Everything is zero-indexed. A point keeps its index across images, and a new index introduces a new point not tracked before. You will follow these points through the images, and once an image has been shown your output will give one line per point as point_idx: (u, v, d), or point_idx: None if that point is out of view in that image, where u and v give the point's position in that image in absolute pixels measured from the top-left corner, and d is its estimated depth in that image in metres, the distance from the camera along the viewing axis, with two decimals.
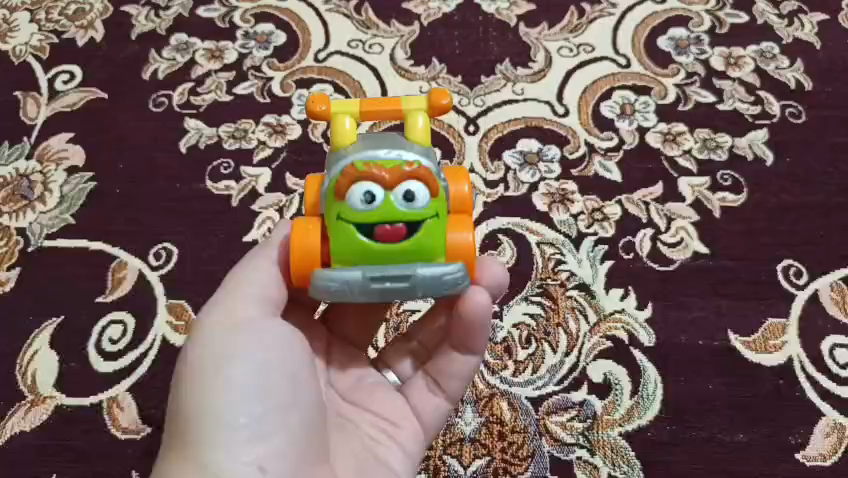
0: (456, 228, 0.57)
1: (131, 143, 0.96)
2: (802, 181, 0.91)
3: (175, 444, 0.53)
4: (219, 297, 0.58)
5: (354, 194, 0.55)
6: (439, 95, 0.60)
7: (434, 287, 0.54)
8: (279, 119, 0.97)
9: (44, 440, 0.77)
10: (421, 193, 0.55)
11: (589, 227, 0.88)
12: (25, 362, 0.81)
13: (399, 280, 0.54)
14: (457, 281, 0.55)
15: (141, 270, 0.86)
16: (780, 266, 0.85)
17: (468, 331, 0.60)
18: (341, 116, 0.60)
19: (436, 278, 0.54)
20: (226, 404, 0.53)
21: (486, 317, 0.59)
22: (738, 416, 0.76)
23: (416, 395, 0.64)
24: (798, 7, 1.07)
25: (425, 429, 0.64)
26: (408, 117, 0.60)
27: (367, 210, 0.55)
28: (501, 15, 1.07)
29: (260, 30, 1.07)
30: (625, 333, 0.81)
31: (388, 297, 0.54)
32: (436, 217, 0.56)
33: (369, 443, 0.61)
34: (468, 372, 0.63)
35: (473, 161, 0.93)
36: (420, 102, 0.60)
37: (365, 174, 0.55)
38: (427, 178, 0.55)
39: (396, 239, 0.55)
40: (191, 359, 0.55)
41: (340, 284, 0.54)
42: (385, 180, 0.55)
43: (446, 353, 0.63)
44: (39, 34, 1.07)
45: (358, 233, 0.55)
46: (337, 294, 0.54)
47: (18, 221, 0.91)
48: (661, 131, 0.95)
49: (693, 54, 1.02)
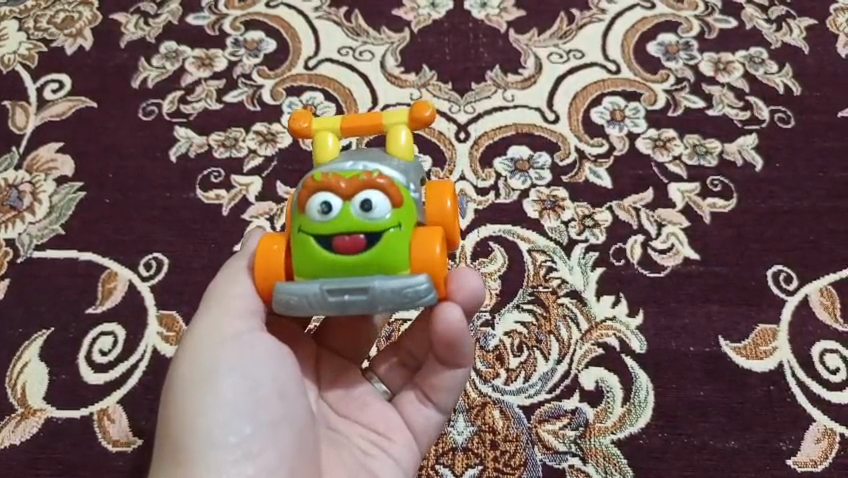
0: (424, 243, 0.55)
1: (120, 152, 0.96)
2: (792, 186, 0.91)
3: (166, 462, 0.53)
4: (206, 309, 0.57)
5: (312, 205, 0.55)
6: (421, 109, 0.62)
7: (393, 300, 0.53)
8: (270, 127, 0.97)
9: (33, 454, 0.76)
10: (380, 203, 0.54)
11: (580, 233, 0.88)
12: (14, 374, 0.81)
13: (358, 293, 0.53)
14: (417, 294, 0.53)
15: (132, 280, 0.86)
16: (770, 272, 0.85)
17: (450, 348, 0.59)
18: (323, 132, 0.63)
19: (394, 291, 0.53)
20: (217, 423, 0.53)
21: (460, 336, 0.58)
22: (730, 423, 0.76)
23: (406, 406, 0.64)
24: (787, 12, 1.07)
25: (418, 437, 0.64)
26: (390, 131, 0.62)
27: (324, 220, 0.54)
28: (491, 21, 1.07)
29: (251, 37, 1.07)
30: (617, 339, 0.81)
31: (347, 310, 0.54)
32: (398, 227, 0.55)
33: (360, 456, 0.61)
34: (459, 384, 0.63)
35: (464, 168, 0.93)
36: (402, 116, 0.62)
37: (323, 185, 0.55)
38: (387, 188, 0.55)
39: (355, 250, 0.54)
40: (180, 374, 0.55)
41: (298, 297, 0.54)
42: (343, 190, 0.54)
43: (434, 366, 0.62)
44: (28, 43, 1.07)
45: (317, 245, 0.55)
46: (297, 308, 0.54)
47: (8, 232, 0.90)
48: (652, 137, 0.95)
49: (682, 59, 1.03)
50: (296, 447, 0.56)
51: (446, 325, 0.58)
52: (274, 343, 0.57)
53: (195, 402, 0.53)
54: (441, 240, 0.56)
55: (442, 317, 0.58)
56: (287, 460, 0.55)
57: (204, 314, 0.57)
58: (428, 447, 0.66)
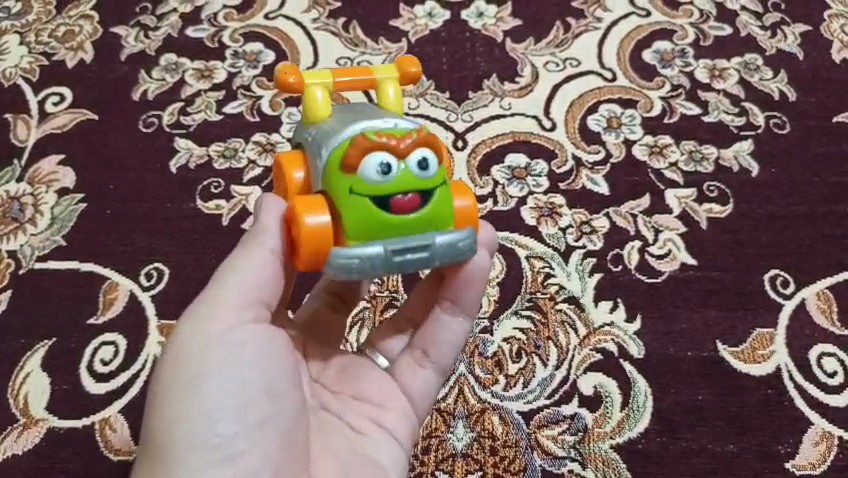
0: (458, 197, 0.58)
1: (121, 163, 0.97)
2: (789, 190, 0.91)
3: (149, 457, 0.52)
4: (206, 296, 0.54)
5: (370, 164, 0.53)
6: (406, 64, 0.66)
7: (450, 256, 0.55)
8: (270, 138, 0.98)
9: (34, 464, 0.77)
10: (433, 160, 0.55)
11: (578, 240, 0.88)
12: (16, 385, 0.81)
13: (418, 251, 0.54)
14: (469, 248, 0.55)
15: (132, 291, 0.87)
16: (767, 277, 0.85)
17: (461, 292, 0.62)
18: (314, 87, 0.62)
19: (453, 246, 0.54)
20: (200, 423, 0.52)
21: (476, 278, 0.61)
22: (729, 427, 0.77)
23: (406, 371, 0.64)
24: (781, 19, 1.08)
25: (415, 407, 0.64)
26: (380, 86, 0.65)
27: (384, 181, 0.53)
28: (489, 31, 1.08)
29: (249, 49, 1.08)
30: (615, 345, 0.81)
31: (408, 268, 0.54)
32: (445, 184, 0.56)
33: (352, 436, 0.61)
34: (457, 341, 0.64)
35: (462, 176, 0.94)
36: (391, 71, 0.65)
37: (378, 145, 0.54)
38: (436, 145, 0.56)
39: (413, 209, 0.54)
40: (168, 370, 0.53)
41: (362, 259, 0.52)
42: (400, 149, 0.54)
43: (433, 321, 0.64)
44: (29, 56, 1.08)
45: (375, 205, 0.53)
46: (358, 271, 0.53)
47: (9, 244, 0.91)
48: (648, 144, 0.96)
49: (677, 66, 1.04)
50: (284, 450, 0.55)
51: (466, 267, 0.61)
52: (268, 338, 0.54)
53: (180, 402, 0.52)
54: (472, 194, 0.59)
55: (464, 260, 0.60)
56: (271, 460, 0.54)
57: (204, 300, 0.55)
58: (422, 417, 0.66)
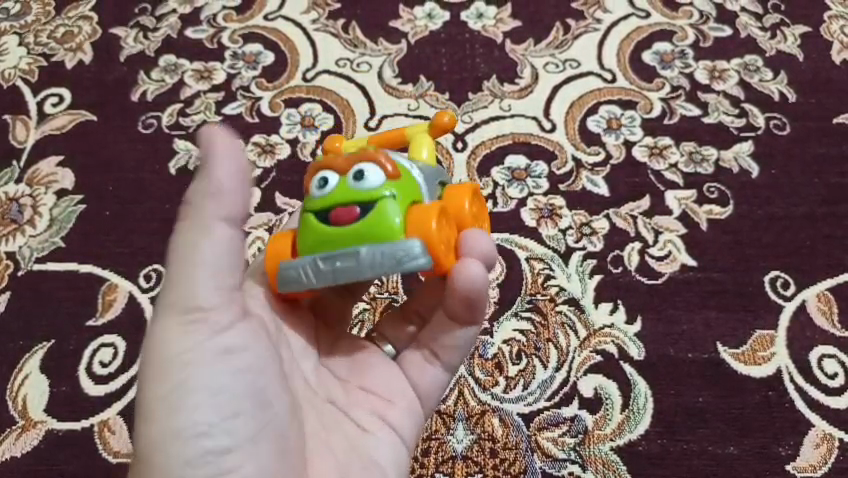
0: (419, 217, 0.56)
1: (121, 164, 0.97)
2: (789, 191, 0.91)
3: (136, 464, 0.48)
4: (177, 281, 0.50)
5: (313, 183, 0.58)
6: (440, 116, 0.65)
7: (383, 265, 0.53)
8: (269, 140, 0.98)
9: (34, 466, 0.76)
10: (372, 174, 0.57)
11: (578, 241, 0.88)
12: (15, 387, 0.81)
13: (347, 260, 0.54)
14: (405, 256, 0.53)
15: (132, 292, 0.86)
16: (767, 278, 0.85)
17: (468, 305, 0.59)
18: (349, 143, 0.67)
19: (383, 255, 0.54)
20: (191, 427, 0.48)
21: (480, 290, 0.58)
22: (729, 429, 0.76)
23: (411, 367, 0.63)
24: (780, 20, 1.08)
25: (422, 399, 0.63)
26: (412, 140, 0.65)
27: (320, 195, 0.57)
28: (488, 32, 1.08)
29: (248, 51, 1.07)
30: (615, 347, 0.81)
31: (340, 278, 0.54)
32: (390, 196, 0.56)
33: (356, 436, 0.59)
34: (465, 344, 0.62)
35: (462, 178, 0.94)
36: (423, 126, 0.66)
37: (325, 163, 0.58)
38: (381, 161, 0.57)
39: (349, 221, 0.56)
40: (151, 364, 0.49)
41: (295, 269, 0.55)
42: (340, 165, 0.58)
43: (443, 324, 0.62)
44: (28, 57, 1.08)
45: (317, 219, 0.57)
46: (294, 283, 0.55)
47: (8, 245, 0.91)
48: (648, 145, 0.96)
49: (677, 68, 1.04)
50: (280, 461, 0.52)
51: (466, 280, 0.57)
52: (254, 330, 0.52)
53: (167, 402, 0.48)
54: (437, 214, 0.56)
55: (466, 272, 0.57)
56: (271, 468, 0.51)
57: (160, 311, 0.50)
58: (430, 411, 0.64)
